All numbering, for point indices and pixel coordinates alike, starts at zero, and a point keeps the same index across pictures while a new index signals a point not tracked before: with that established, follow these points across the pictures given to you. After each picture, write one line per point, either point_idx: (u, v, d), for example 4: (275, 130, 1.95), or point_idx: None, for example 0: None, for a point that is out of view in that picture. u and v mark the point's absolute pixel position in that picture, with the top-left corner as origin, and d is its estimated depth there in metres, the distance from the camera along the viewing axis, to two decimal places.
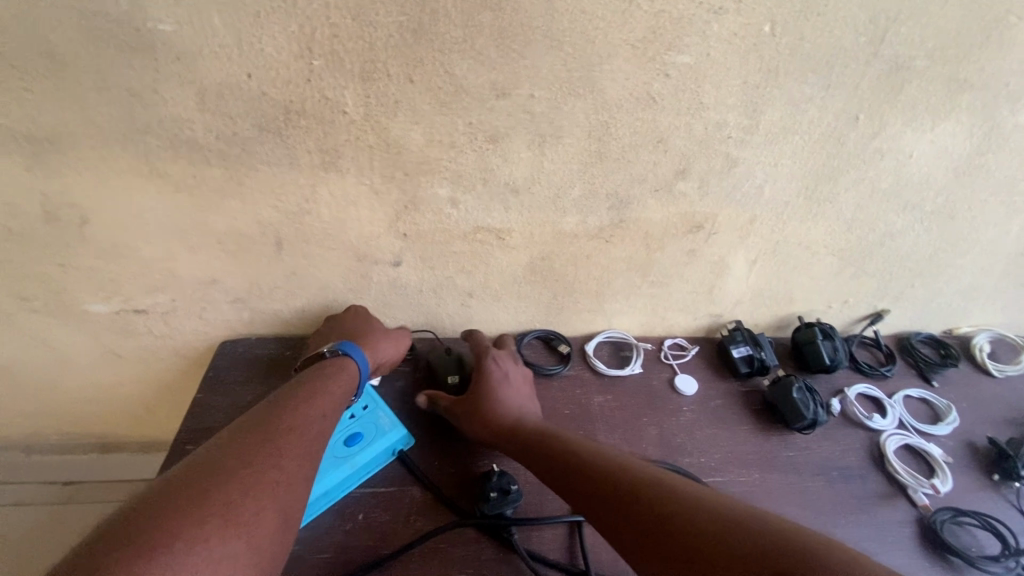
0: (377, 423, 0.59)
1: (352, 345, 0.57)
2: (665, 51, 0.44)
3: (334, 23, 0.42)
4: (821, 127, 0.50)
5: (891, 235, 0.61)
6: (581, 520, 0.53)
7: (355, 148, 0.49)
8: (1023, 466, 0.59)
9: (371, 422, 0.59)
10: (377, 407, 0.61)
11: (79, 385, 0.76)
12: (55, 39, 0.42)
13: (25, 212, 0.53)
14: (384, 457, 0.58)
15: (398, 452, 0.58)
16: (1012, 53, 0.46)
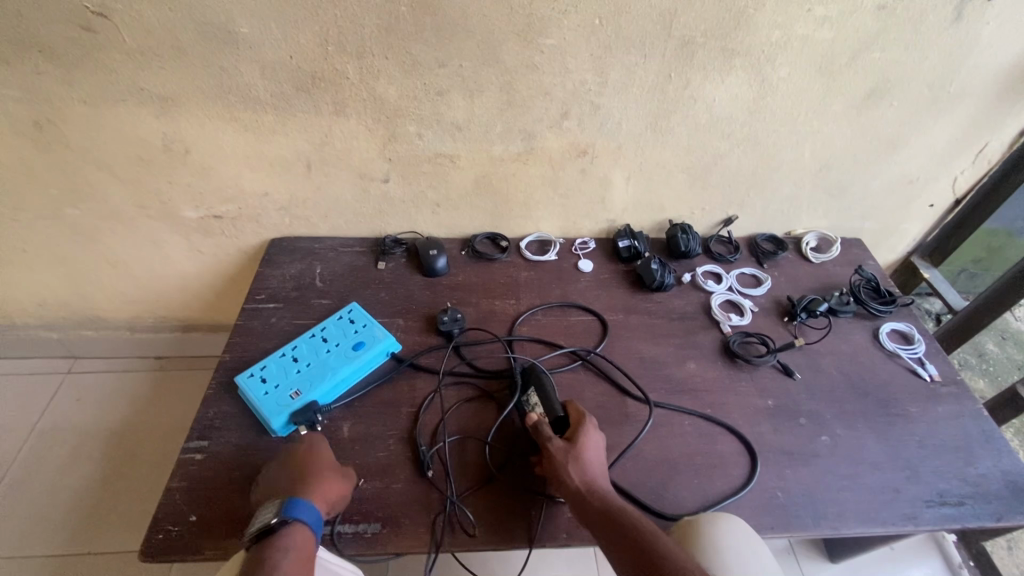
0: (374, 335, 0.83)
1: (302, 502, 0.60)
2: (538, 37, 0.73)
3: (339, 25, 0.71)
4: (648, 82, 0.79)
5: (720, 157, 0.90)
6: (511, 337, 0.85)
7: (355, 101, 0.79)
8: (800, 310, 0.90)
9: (370, 334, 0.83)
10: (373, 324, 0.84)
11: (172, 277, 1.08)
12: (181, 38, 0.72)
13: (152, 146, 0.84)
14: (382, 357, 0.82)
15: (392, 353, 0.82)
16: (758, 31, 0.74)
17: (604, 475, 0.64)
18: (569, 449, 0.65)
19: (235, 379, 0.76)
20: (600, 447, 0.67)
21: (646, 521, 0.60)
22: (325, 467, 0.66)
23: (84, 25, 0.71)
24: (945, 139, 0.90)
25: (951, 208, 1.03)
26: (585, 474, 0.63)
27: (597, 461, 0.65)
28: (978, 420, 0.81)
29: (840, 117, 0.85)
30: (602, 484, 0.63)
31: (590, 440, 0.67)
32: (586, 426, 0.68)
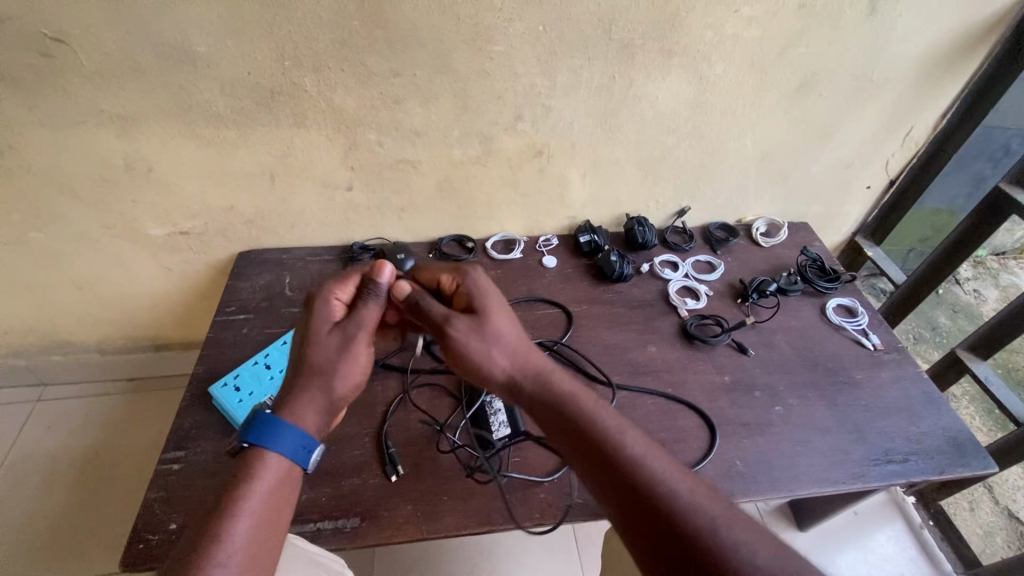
0: None
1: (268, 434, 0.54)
2: (487, 45, 0.77)
3: (294, 41, 0.74)
4: (594, 83, 0.83)
5: (668, 151, 0.95)
6: None
7: (315, 113, 0.82)
8: (752, 291, 0.96)
9: None
10: None
11: (141, 296, 1.08)
12: (138, 59, 0.74)
13: (114, 166, 0.86)
14: None
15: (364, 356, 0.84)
16: (691, 32, 0.79)
17: (513, 339, 0.58)
18: (469, 332, 0.58)
19: (209, 389, 0.78)
20: (495, 309, 0.61)
21: (582, 397, 0.55)
22: (338, 364, 0.58)
23: (42, 51, 0.72)
24: (873, 124, 0.97)
25: (886, 189, 1.11)
26: (488, 353, 0.58)
27: (494, 328, 0.59)
28: (918, 382, 0.87)
29: (776, 109, 0.91)
30: (511, 354, 0.58)
31: (490, 308, 0.60)
32: (474, 297, 0.61)
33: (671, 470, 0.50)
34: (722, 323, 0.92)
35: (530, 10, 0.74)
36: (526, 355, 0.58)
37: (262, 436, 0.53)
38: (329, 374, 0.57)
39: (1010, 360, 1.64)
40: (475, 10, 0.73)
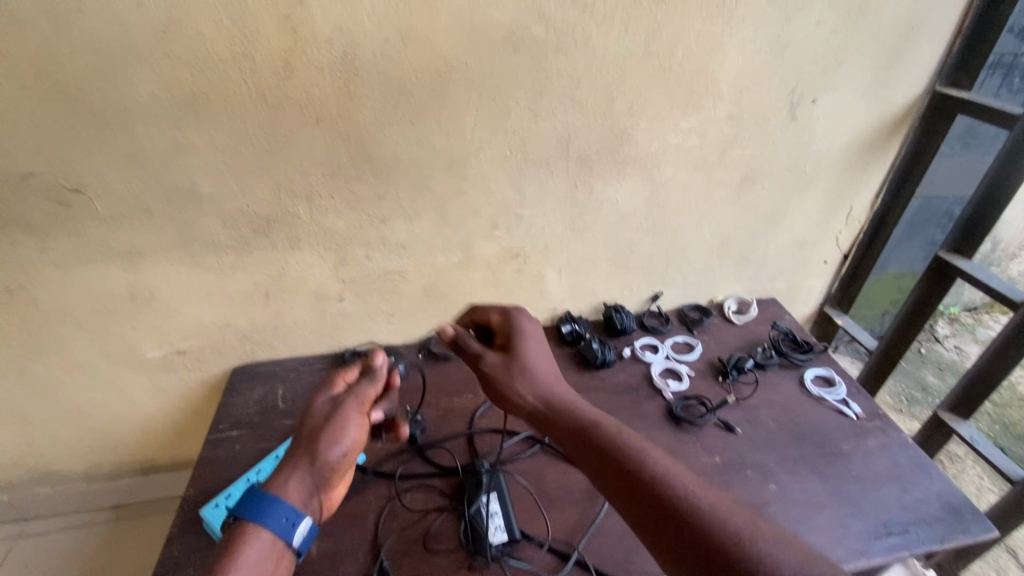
0: None
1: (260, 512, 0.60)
2: (461, 169, 0.87)
3: (290, 178, 0.83)
4: (559, 193, 0.93)
5: (634, 245, 1.03)
6: (472, 432, 0.90)
7: (308, 236, 0.89)
8: (731, 368, 1.00)
9: None
10: None
11: (133, 419, 1.08)
12: (148, 202, 0.82)
13: (118, 296, 0.91)
14: None
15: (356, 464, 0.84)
16: (639, 146, 0.91)
17: (544, 376, 0.69)
18: (508, 364, 0.70)
19: (200, 511, 0.77)
20: (539, 346, 0.73)
21: (600, 418, 0.64)
22: (334, 437, 0.67)
23: (61, 200, 0.80)
24: (816, 207, 1.08)
25: (842, 262, 1.19)
26: (528, 378, 0.69)
27: (537, 358, 0.71)
28: (905, 449, 0.88)
29: (725, 201, 1.01)
30: (549, 378, 0.69)
31: (529, 349, 0.72)
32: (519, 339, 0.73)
33: (685, 477, 0.57)
34: (705, 402, 0.95)
35: (496, 139, 0.85)
36: (558, 381, 0.70)
37: (254, 510, 0.60)
38: (315, 439, 0.67)
39: (1006, 415, 1.64)
40: (449, 142, 0.84)
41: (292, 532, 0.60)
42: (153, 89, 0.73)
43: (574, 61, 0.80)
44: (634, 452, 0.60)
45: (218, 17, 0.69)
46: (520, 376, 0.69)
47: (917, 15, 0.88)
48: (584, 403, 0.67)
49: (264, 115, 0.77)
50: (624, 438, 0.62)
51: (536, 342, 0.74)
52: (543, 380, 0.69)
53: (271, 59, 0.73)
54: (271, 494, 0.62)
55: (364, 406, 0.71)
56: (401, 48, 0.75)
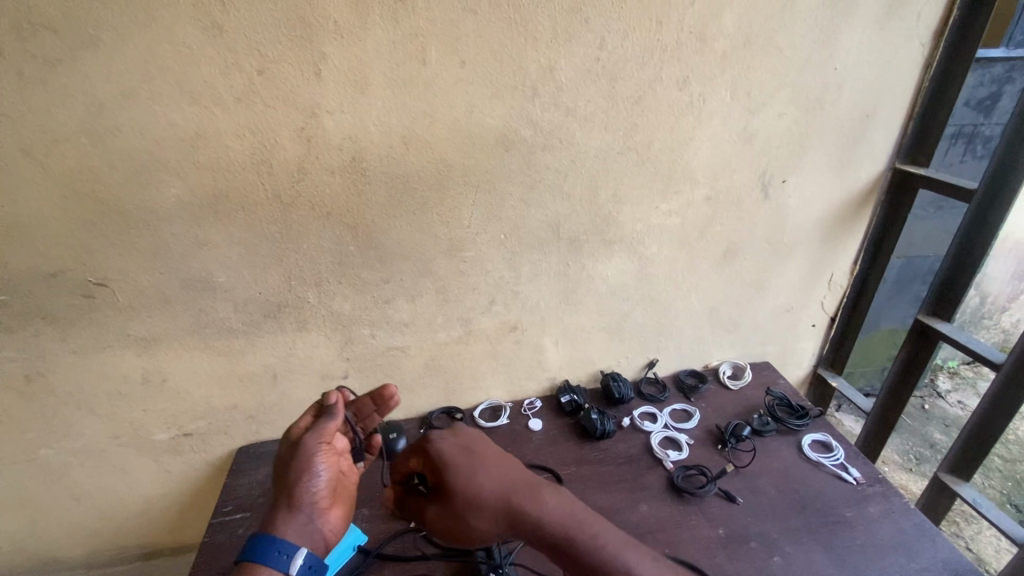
0: None
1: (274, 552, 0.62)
2: (459, 252, 0.93)
3: (300, 266, 0.89)
4: (552, 270, 0.99)
5: (627, 315, 1.08)
6: None
7: (315, 318, 0.94)
8: (729, 436, 1.01)
9: None
10: None
11: (136, 503, 1.07)
12: (167, 292, 0.87)
13: (131, 381, 0.94)
14: (349, 552, 0.83)
15: (358, 547, 0.84)
16: (625, 225, 0.97)
17: (491, 493, 0.67)
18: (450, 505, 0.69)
19: None
20: (471, 457, 0.70)
21: (566, 530, 0.64)
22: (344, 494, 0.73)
23: (85, 292, 0.84)
24: (798, 275, 1.13)
25: (830, 325, 1.23)
26: (478, 505, 0.67)
27: (476, 480, 0.68)
28: (908, 514, 0.88)
29: (710, 273, 1.07)
30: (497, 496, 0.67)
31: (456, 469, 0.69)
32: (441, 463, 0.70)
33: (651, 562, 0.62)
34: (706, 472, 0.96)
35: (492, 224, 0.92)
36: (507, 490, 0.67)
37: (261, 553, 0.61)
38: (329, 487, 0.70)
39: (1017, 471, 1.62)
40: (449, 229, 0.91)
41: (288, 563, 0.62)
42: (179, 193, 0.80)
43: (560, 156, 0.89)
44: (606, 555, 0.62)
45: (240, 131, 0.77)
46: (469, 504, 0.67)
47: (869, 104, 0.98)
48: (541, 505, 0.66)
49: (279, 212, 0.84)
50: (594, 548, 0.62)
51: (454, 454, 0.71)
52: (490, 498, 0.67)
53: (287, 164, 0.81)
54: (268, 533, 0.64)
55: (326, 437, 0.72)
56: (403, 151, 0.83)
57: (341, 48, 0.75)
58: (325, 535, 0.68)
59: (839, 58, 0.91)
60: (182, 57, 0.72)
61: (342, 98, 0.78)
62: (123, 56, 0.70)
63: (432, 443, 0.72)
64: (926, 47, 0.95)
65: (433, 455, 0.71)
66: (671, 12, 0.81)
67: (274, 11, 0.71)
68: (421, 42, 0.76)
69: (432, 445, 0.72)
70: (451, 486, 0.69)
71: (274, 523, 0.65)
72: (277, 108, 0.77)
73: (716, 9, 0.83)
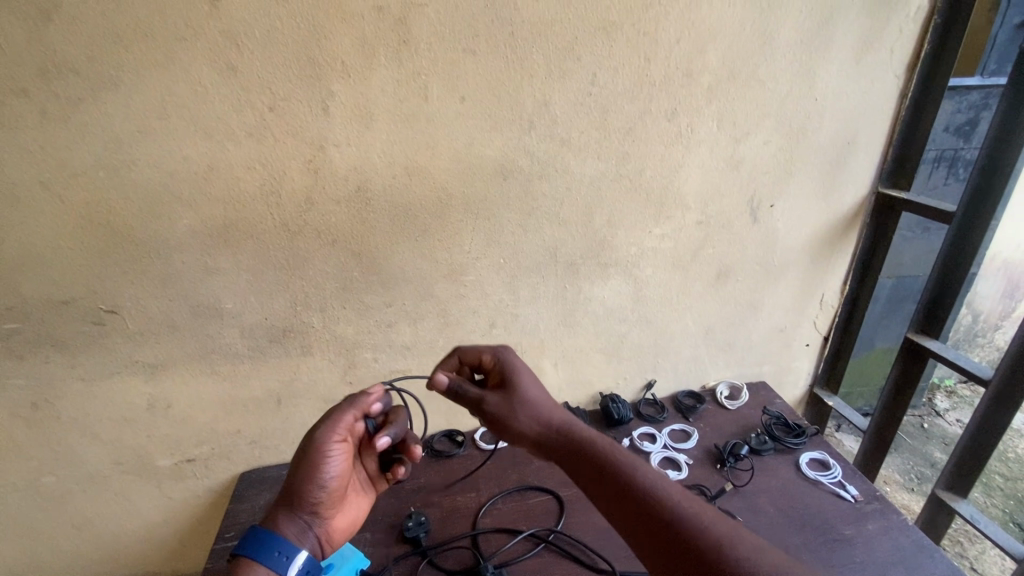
0: (341, 551, 0.85)
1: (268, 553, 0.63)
2: (460, 276, 0.96)
3: (305, 292, 0.91)
4: (551, 293, 1.02)
5: (624, 336, 1.10)
6: (475, 532, 0.90)
7: (319, 343, 0.96)
8: (727, 455, 1.02)
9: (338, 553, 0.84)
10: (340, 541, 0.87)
11: (136, 531, 1.07)
12: (175, 318, 0.89)
13: (137, 407, 0.95)
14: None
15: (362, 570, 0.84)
16: (620, 249, 1.01)
17: (541, 405, 0.71)
18: (500, 400, 0.72)
19: None
20: (532, 377, 0.75)
21: (598, 440, 0.67)
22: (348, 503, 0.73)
23: (95, 320, 0.86)
24: (790, 295, 1.16)
25: (823, 344, 1.26)
26: (526, 408, 0.71)
27: (530, 387, 0.73)
28: (906, 531, 0.89)
29: (704, 293, 1.10)
30: (546, 405, 0.71)
31: (520, 379, 0.74)
32: (509, 370, 0.75)
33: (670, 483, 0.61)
34: (705, 491, 0.97)
35: (491, 250, 0.95)
36: (552, 408, 0.72)
37: (256, 551, 0.63)
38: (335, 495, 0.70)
39: (1019, 489, 1.62)
40: (450, 255, 0.94)
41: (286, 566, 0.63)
42: (190, 223, 0.83)
43: (556, 183, 0.92)
44: (627, 461, 0.63)
45: (250, 164, 0.81)
46: (518, 405, 0.71)
47: (850, 132, 1.02)
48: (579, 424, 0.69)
49: (286, 240, 0.87)
50: (621, 457, 0.64)
51: (525, 369, 0.75)
52: (541, 408, 0.71)
53: (295, 195, 0.84)
54: (268, 530, 0.65)
55: (338, 435, 0.70)
56: (406, 181, 0.86)
57: (349, 85, 0.79)
58: (325, 539, 0.70)
59: (818, 90, 0.96)
60: (197, 95, 0.76)
61: (348, 132, 0.82)
62: (142, 95, 0.74)
63: (505, 353, 0.77)
64: (901, 79, 1.00)
65: (504, 361, 0.76)
66: (659, 49, 0.86)
67: (286, 53, 0.76)
68: (423, 79, 0.81)
69: (507, 355, 0.77)
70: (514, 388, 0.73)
71: (275, 520, 0.67)
72: (287, 141, 0.81)
73: (701, 46, 0.88)
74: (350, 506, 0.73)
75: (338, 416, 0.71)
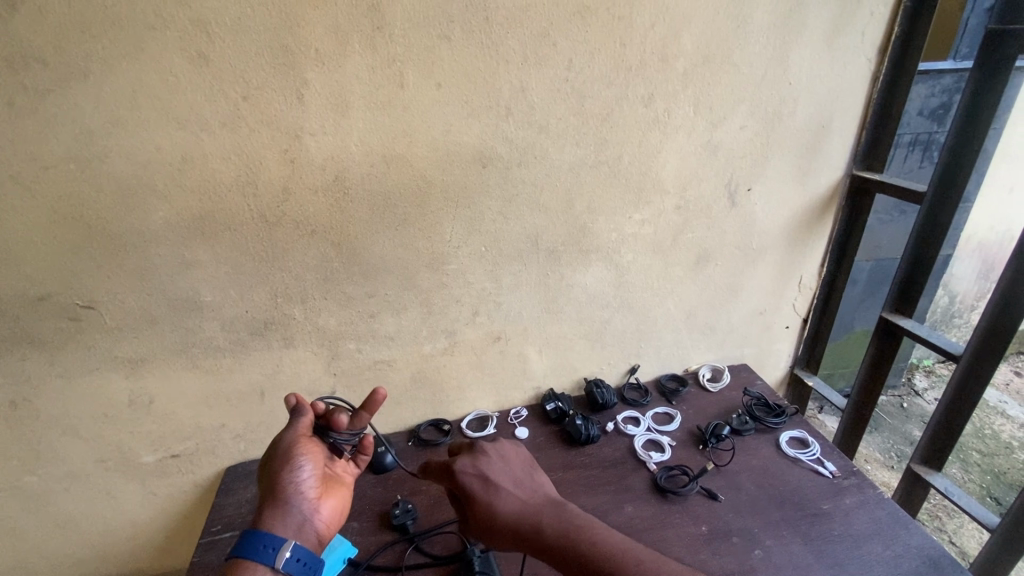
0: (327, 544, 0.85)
1: (255, 536, 0.66)
2: (443, 265, 0.96)
3: (287, 284, 0.91)
4: (533, 280, 1.02)
5: (607, 322, 1.11)
6: None
7: (302, 335, 0.96)
8: (709, 436, 1.04)
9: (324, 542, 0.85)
10: None
11: (122, 529, 1.06)
12: (154, 313, 0.88)
13: (117, 403, 0.94)
14: (339, 565, 0.83)
15: (348, 559, 0.84)
16: (600, 235, 1.02)
17: (511, 514, 0.68)
18: (480, 528, 0.70)
19: None
20: (493, 481, 0.71)
21: (574, 535, 0.66)
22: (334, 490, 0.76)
23: (72, 315, 0.85)
24: (768, 278, 1.18)
25: (803, 326, 1.28)
26: (499, 526, 0.68)
27: (499, 502, 0.69)
28: (881, 504, 0.92)
29: (684, 278, 1.11)
30: (512, 516, 0.68)
31: (483, 490, 0.71)
32: (468, 480, 0.72)
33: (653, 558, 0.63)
34: (688, 471, 0.98)
35: (472, 238, 0.95)
36: (518, 510, 0.68)
37: (243, 546, 0.65)
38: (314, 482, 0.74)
39: (994, 465, 1.67)
40: (433, 245, 0.94)
41: (274, 556, 0.65)
42: (166, 216, 0.82)
43: (535, 170, 0.93)
44: (601, 551, 0.64)
45: (226, 154, 0.80)
46: (495, 525, 0.68)
47: (823, 116, 1.04)
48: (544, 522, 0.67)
49: (264, 231, 0.86)
50: (598, 545, 0.64)
51: (489, 465, 0.73)
52: (513, 518, 0.68)
53: (272, 185, 0.83)
54: (254, 528, 0.68)
55: (303, 432, 0.77)
56: (385, 170, 0.86)
57: (323, 73, 0.78)
58: (319, 525, 0.72)
59: (792, 75, 0.98)
60: (169, 85, 0.75)
61: (323, 121, 0.81)
62: (112, 84, 0.73)
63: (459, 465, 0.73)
64: (873, 62, 1.02)
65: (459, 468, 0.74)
66: (634, 35, 0.87)
67: (259, 41, 0.75)
68: (399, 67, 0.81)
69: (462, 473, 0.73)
70: (478, 509, 0.69)
71: (267, 519, 0.69)
72: (262, 131, 0.80)
73: (676, 31, 0.88)
74: (328, 499, 0.75)
75: (296, 419, 0.78)
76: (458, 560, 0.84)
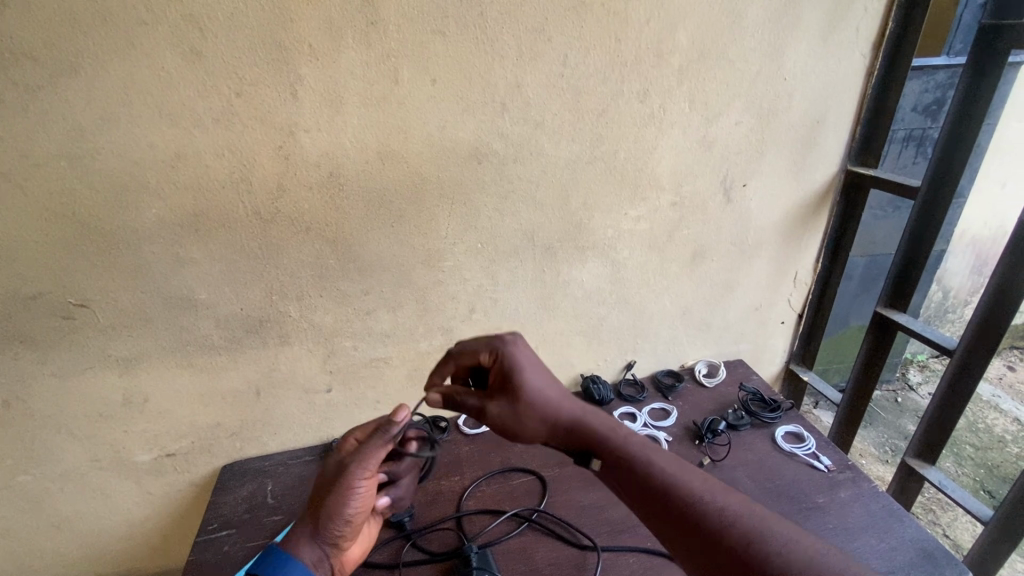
0: None
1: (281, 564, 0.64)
2: (439, 262, 0.96)
3: (282, 281, 0.91)
4: (529, 277, 1.02)
5: (603, 318, 1.12)
6: (460, 514, 0.91)
7: (298, 333, 0.96)
8: (705, 431, 1.05)
9: None
10: None
11: (118, 528, 1.06)
12: (148, 311, 0.88)
13: (112, 402, 0.94)
14: None
15: None
16: (596, 231, 1.02)
17: (549, 403, 0.71)
18: (511, 413, 0.71)
19: None
20: (532, 372, 0.73)
21: (606, 431, 0.69)
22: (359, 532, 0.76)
23: (65, 314, 0.85)
24: (764, 274, 1.18)
25: (798, 322, 1.28)
26: (534, 412, 0.71)
27: (540, 394, 0.71)
28: (877, 498, 0.92)
29: (680, 274, 1.11)
30: (551, 402, 0.71)
31: (524, 379, 0.71)
32: (511, 367, 0.72)
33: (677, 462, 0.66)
34: None
35: (468, 235, 0.95)
36: (555, 405, 0.71)
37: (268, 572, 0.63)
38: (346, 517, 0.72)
39: (988, 458, 1.68)
40: (429, 242, 0.94)
41: None
42: (159, 213, 0.81)
43: (531, 167, 0.93)
44: (631, 446, 0.67)
45: (219, 151, 0.80)
46: (531, 410, 0.71)
47: (818, 112, 1.04)
48: (586, 413, 0.71)
49: (259, 228, 0.86)
50: (631, 440, 0.68)
51: (526, 353, 0.74)
52: (551, 404, 0.71)
53: (266, 182, 0.83)
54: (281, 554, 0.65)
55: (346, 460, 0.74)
56: (380, 166, 0.86)
57: (318, 69, 0.78)
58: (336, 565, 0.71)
59: (787, 71, 0.98)
60: (161, 81, 0.74)
61: (318, 117, 0.81)
62: (104, 79, 0.72)
63: (502, 347, 0.74)
64: (867, 58, 1.02)
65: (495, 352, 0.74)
66: (629, 29, 0.87)
67: (253, 36, 0.74)
68: (394, 62, 0.80)
69: (506, 352, 0.73)
70: (520, 391, 0.71)
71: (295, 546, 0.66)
72: (256, 127, 0.80)
73: (671, 26, 0.88)
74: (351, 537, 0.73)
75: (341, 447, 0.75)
76: (455, 557, 0.84)
